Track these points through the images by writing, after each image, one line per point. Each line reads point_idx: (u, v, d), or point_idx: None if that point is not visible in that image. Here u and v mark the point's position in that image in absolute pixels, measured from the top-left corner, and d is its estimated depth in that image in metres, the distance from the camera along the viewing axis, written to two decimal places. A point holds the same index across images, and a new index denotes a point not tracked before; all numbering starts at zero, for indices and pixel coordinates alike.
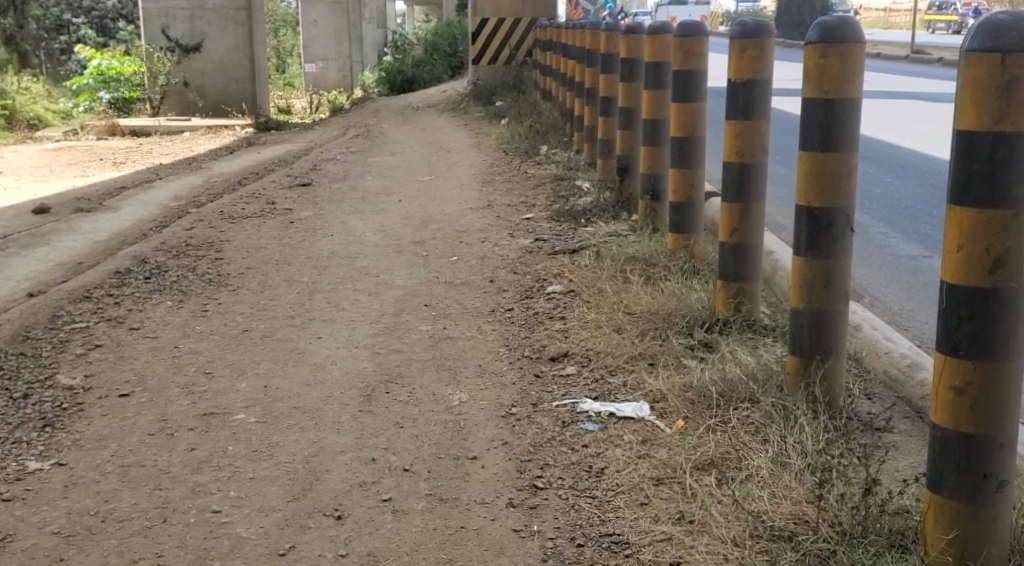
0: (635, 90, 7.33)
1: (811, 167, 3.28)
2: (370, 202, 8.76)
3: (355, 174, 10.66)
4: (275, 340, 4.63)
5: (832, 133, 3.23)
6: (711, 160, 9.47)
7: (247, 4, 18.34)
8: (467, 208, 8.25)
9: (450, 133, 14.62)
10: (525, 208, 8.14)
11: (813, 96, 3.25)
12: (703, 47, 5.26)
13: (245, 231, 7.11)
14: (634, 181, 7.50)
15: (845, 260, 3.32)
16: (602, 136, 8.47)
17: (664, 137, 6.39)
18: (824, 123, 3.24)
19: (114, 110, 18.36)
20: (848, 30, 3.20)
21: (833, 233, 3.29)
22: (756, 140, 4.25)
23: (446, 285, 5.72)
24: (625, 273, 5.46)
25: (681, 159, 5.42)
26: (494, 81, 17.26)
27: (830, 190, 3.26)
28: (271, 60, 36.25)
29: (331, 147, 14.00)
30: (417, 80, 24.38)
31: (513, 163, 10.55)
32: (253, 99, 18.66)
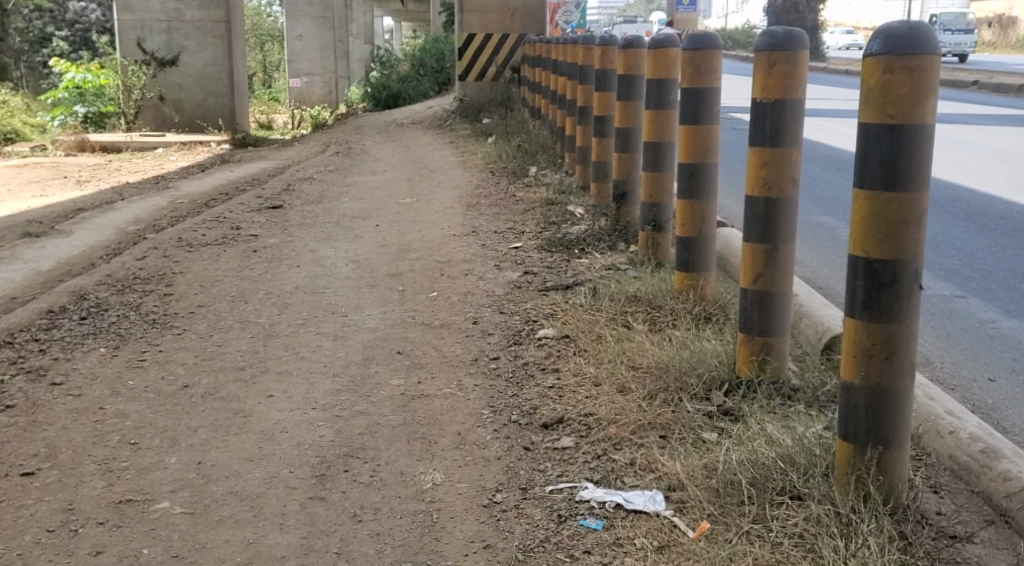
0: (634, 109, 6.68)
1: (873, 208, 2.95)
2: (344, 226, 8.11)
3: (331, 196, 10.01)
4: (217, 401, 3.95)
5: (897, 167, 2.91)
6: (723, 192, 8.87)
7: (227, 17, 17.71)
8: (449, 235, 7.59)
9: (435, 151, 13.96)
10: (513, 235, 7.49)
11: (877, 121, 2.94)
12: (716, 62, 4.61)
13: (202, 261, 6.44)
14: (632, 209, 6.87)
15: (912, 324, 2.93)
16: (596, 159, 7.84)
17: (668, 162, 5.75)
18: (887, 155, 2.93)
19: (89, 125, 17.50)
20: (917, 39, 2.91)
21: (896, 290, 2.92)
22: (785, 170, 3.62)
23: (423, 325, 5.05)
24: (626, 317, 4.81)
25: (689, 188, 4.76)
26: (481, 97, 16.63)
27: (894, 236, 2.92)
28: (255, 75, 35.59)
29: (308, 166, 13.34)
30: (402, 96, 23.82)
31: (500, 185, 9.89)
32: (231, 114, 18.03)
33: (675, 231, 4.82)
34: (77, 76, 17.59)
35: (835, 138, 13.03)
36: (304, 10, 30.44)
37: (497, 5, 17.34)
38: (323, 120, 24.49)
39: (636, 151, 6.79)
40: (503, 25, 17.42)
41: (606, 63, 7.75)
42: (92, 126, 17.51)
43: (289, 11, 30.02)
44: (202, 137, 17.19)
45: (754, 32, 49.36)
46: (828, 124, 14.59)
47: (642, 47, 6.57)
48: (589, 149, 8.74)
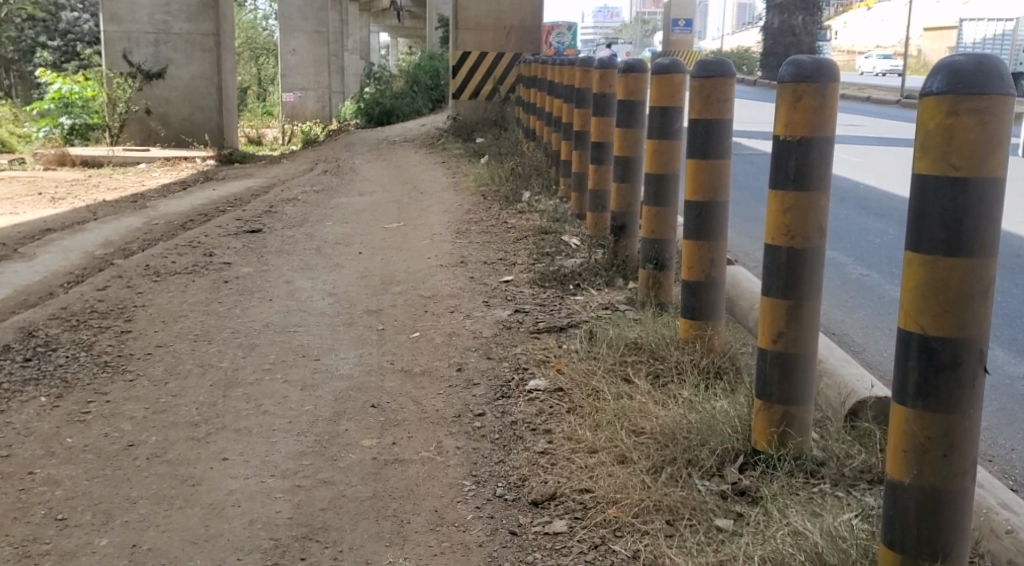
0: (635, 137, 6.28)
1: (930, 276, 2.49)
2: (325, 253, 7.66)
3: (316, 218, 9.57)
4: (164, 466, 3.53)
5: (960, 229, 2.45)
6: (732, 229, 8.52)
7: (216, 30, 17.21)
8: (437, 264, 7.15)
9: (426, 171, 13.53)
10: (504, 266, 7.04)
11: (937, 173, 2.47)
12: (728, 91, 4.21)
13: (168, 293, 5.99)
14: (631, 242, 6.43)
15: (975, 417, 2.51)
16: (593, 187, 7.41)
17: (672, 196, 5.33)
18: (949, 214, 2.46)
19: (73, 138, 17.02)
20: (986, 77, 2.45)
21: (956, 375, 2.48)
22: (810, 218, 3.20)
23: (402, 372, 4.60)
24: (626, 368, 4.35)
25: (697, 228, 4.32)
26: (475, 116, 16.25)
27: (954, 309, 2.47)
28: (249, 88, 35.20)
29: (293, 185, 12.90)
30: (395, 112, 23.45)
31: (491, 210, 9.46)
32: (219, 129, 17.55)
33: (681, 275, 4.38)
34: (62, 87, 17.18)
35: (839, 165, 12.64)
36: (299, 24, 30.10)
37: (492, 22, 16.94)
38: (314, 135, 24.07)
39: (636, 181, 6.37)
40: (499, 43, 17.02)
41: (605, 86, 7.34)
42: (75, 139, 17.09)
43: (283, 26, 29.67)
44: (188, 153, 16.77)
45: (751, 53, 49.17)
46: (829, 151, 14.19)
47: (645, 71, 6.17)
48: (585, 175, 8.31)
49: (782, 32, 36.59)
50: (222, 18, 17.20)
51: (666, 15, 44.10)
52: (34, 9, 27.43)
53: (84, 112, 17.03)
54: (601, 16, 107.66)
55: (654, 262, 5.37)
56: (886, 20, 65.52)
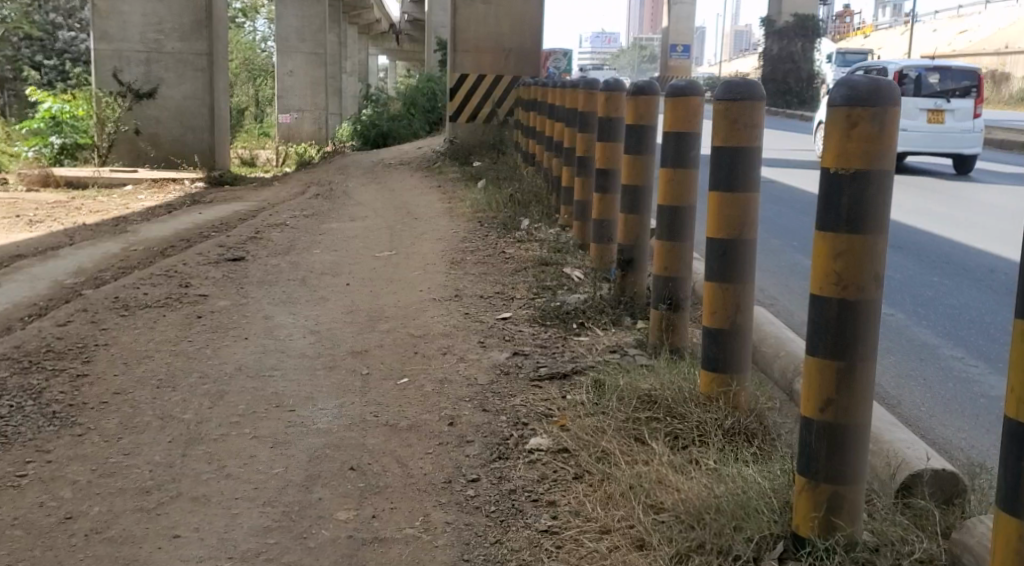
0: (645, 165, 5.82)
1: None
2: (310, 284, 7.17)
3: (304, 245, 9.08)
4: (106, 551, 3.05)
5: None
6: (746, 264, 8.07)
7: (210, 50, 16.76)
8: (429, 297, 6.65)
9: (421, 195, 13.06)
10: (502, 300, 6.53)
11: None
12: (757, 115, 3.76)
13: (135, 329, 5.48)
14: (640, 277, 5.93)
15: None
16: (597, 216, 6.93)
17: (688, 230, 4.84)
18: None
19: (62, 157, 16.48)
20: None
21: None
22: (866, 263, 2.86)
23: (386, 427, 4.09)
24: (641, 426, 3.86)
25: (722, 268, 3.83)
26: (472, 139, 15.81)
27: None
28: (246, 108, 34.79)
29: (283, 209, 12.41)
30: (392, 135, 23.03)
31: (489, 238, 8.99)
32: (210, 151, 17.12)
33: (702, 321, 3.91)
34: (51, 106, 16.67)
35: None
36: (296, 45, 29.73)
37: (490, 44, 16.54)
38: (309, 158, 23.60)
39: (646, 212, 5.89)
40: (497, 66, 16.60)
41: (611, 110, 6.87)
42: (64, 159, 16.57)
43: (281, 47, 29.29)
44: (176, 174, 16.29)
45: None
46: None
47: (656, 94, 5.71)
48: (589, 203, 7.83)
49: (781, 58, 36.27)
50: (215, 37, 16.75)
51: (665, 40, 43.84)
52: (27, 26, 27.03)
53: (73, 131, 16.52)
54: (600, 40, 107.65)
55: (667, 302, 4.85)
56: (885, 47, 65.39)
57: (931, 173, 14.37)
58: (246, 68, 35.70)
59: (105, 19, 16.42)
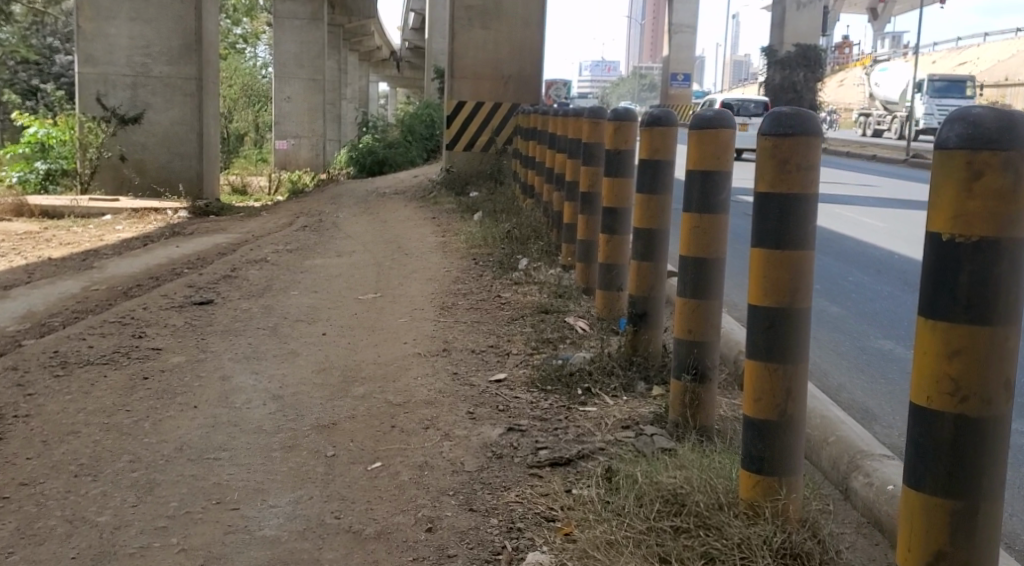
0: (660, 206, 5.06)
1: None
2: (282, 332, 6.43)
3: (282, 284, 8.32)
4: None
5: None
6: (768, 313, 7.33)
7: (199, 73, 15.95)
8: (414, 351, 5.86)
9: (414, 228, 12.30)
10: (495, 356, 5.74)
11: None
12: (812, 155, 3.07)
13: (66, 396, 4.72)
14: (654, 334, 5.15)
15: None
16: (603, 260, 6.19)
17: (717, 287, 4.05)
18: None
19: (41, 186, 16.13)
20: None
21: None
22: (985, 373, 2.38)
23: (348, 535, 3.33)
24: (668, 542, 3.10)
25: (768, 345, 3.09)
26: (468, 168, 15.11)
27: None
28: (244, 134, 34.15)
29: (266, 242, 11.69)
30: (387, 162, 22.39)
31: (483, 278, 8.24)
32: (197, 178, 16.22)
33: (743, 409, 3.17)
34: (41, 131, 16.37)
35: (865, 231, 11.53)
36: (294, 72, 29.04)
37: (489, 71, 15.85)
38: (302, 185, 22.95)
39: (661, 260, 5.13)
40: (496, 94, 15.91)
41: (621, 142, 6.11)
42: (50, 186, 16.17)
43: (278, 73, 28.61)
44: (159, 203, 15.52)
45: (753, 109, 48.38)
46: (853, 215, 13.07)
47: (674, 125, 4.97)
48: (594, 244, 7.07)
49: (783, 88, 35.72)
50: (205, 62, 16.01)
51: (665, 69, 43.20)
52: (22, 51, 26.46)
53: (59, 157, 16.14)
54: (600, 69, 107.14)
55: (691, 372, 4.07)
56: None
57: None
58: (245, 94, 34.97)
59: (90, 41, 15.69)
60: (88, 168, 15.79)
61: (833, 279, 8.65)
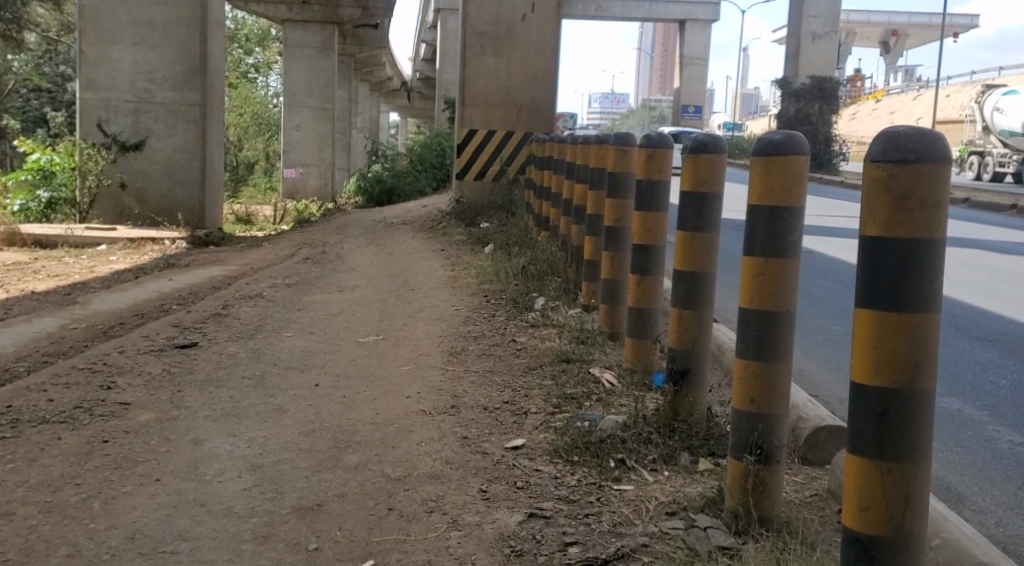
0: (705, 245, 4.36)
1: None
2: (270, 381, 5.72)
3: (275, 324, 7.61)
4: None
5: None
6: (813, 362, 6.64)
7: (203, 100, 15.27)
8: (417, 408, 5.09)
9: (421, 261, 11.61)
10: (511, 413, 5.00)
11: None
12: (937, 192, 2.78)
13: (7, 467, 4.02)
14: (699, 394, 4.44)
15: None
16: (634, 303, 5.46)
17: (787, 346, 3.37)
18: None
19: (40, 217, 15.36)
20: None
21: None
22: None
23: None
24: None
25: (885, 446, 2.78)
26: (479, 199, 14.44)
27: None
28: (255, 162, 33.54)
29: (264, 275, 11.01)
30: (396, 192, 21.80)
31: (495, 317, 7.52)
32: (200, 208, 15.55)
33: (845, 516, 2.87)
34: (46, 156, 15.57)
35: None
36: (304, 100, 28.45)
37: (502, 99, 15.21)
38: (309, 215, 22.33)
39: (707, 308, 4.40)
40: (508, 122, 15.25)
41: (654, 171, 5.41)
42: (52, 215, 15.42)
43: (287, 101, 28.05)
44: (157, 233, 14.84)
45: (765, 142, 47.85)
46: None
47: (723, 152, 4.30)
48: (622, 284, 6.36)
49: (797, 121, 35.17)
50: (210, 88, 15.33)
51: (677, 100, 42.55)
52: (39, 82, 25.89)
53: (62, 185, 15.32)
54: (608, 100, 106.61)
55: (754, 452, 3.37)
56: (898, 113, 64.09)
57: (982, 247, 12.94)
58: (256, 124, 34.35)
59: (93, 66, 15.06)
60: (88, 197, 15.12)
61: None
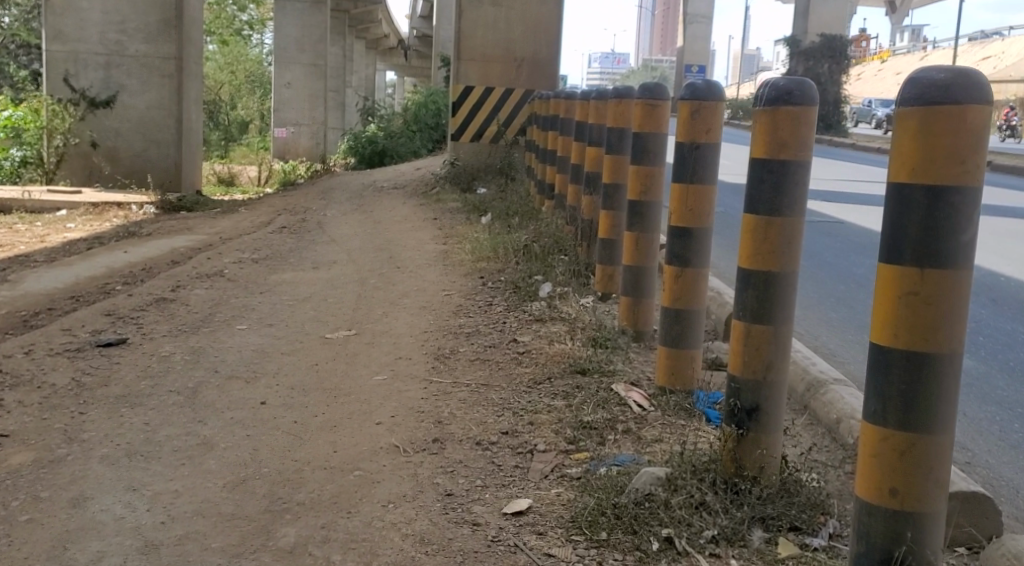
0: (788, 237, 3.13)
1: None
2: (206, 398, 4.49)
3: (230, 313, 6.36)
4: None
5: None
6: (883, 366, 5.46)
7: (179, 52, 13.81)
8: (388, 441, 3.88)
9: (411, 231, 10.39)
10: (511, 452, 3.78)
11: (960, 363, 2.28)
12: None
13: None
14: (769, 440, 3.22)
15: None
16: (671, 304, 4.23)
17: (947, 400, 2.41)
18: None
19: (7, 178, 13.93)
20: None
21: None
22: None
23: None
24: None
25: None
26: (476, 162, 13.17)
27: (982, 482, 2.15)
28: (250, 121, 32.03)
29: (233, 247, 9.75)
30: (389, 153, 20.46)
31: (492, 305, 6.32)
32: (178, 168, 14.13)
33: None
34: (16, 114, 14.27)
35: None
36: (295, 56, 26.93)
37: (502, 53, 13.85)
38: (295, 178, 20.98)
39: (786, 320, 3.18)
40: (508, 78, 13.89)
41: (699, 131, 4.15)
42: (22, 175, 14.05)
43: (277, 57, 26.52)
44: (124, 196, 13.49)
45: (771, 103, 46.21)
46: None
47: (812, 105, 3.09)
48: (648, 276, 5.15)
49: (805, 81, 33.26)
50: (187, 40, 13.87)
51: (681, 60, 40.83)
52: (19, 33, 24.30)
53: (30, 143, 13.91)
54: (609, 60, 104.30)
55: None
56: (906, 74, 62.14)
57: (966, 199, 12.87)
58: (248, 81, 32.77)
59: (60, 15, 13.60)
60: (53, 156, 13.80)
61: None
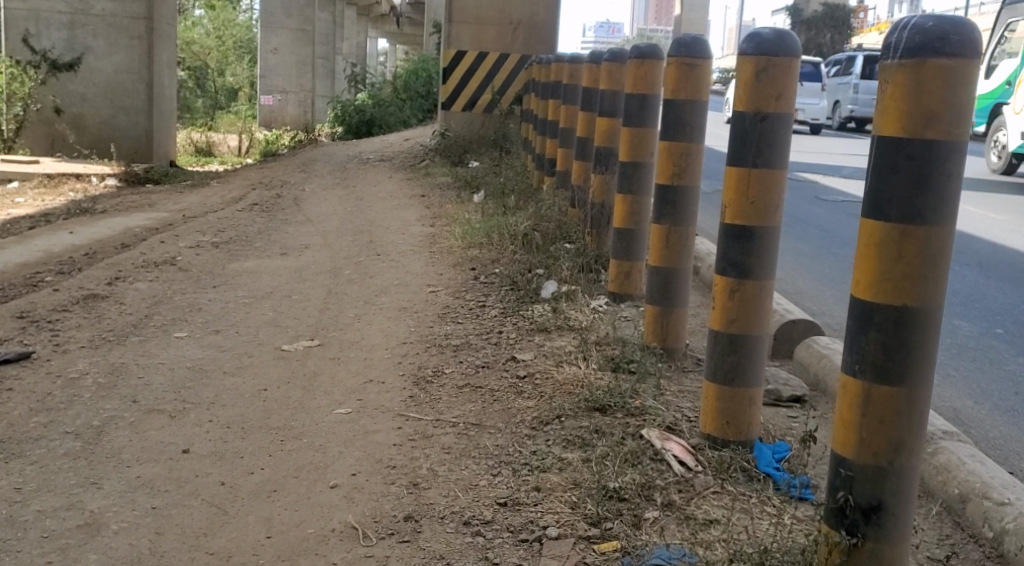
0: (935, 256, 2.09)
1: (669, 153, 4.11)
2: (108, 445, 3.41)
3: (171, 315, 5.28)
4: None
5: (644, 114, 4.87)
6: (962, 388, 4.45)
7: (149, 12, 12.62)
8: (343, 523, 2.84)
9: (394, 209, 9.35)
10: (514, 541, 2.75)
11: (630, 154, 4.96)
12: None
13: None
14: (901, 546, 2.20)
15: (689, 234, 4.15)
16: (734, 327, 3.17)
17: None
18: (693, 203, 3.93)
19: None
20: (699, 47, 4.02)
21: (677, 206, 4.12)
22: None
23: None
24: None
25: None
26: (467, 132, 12.10)
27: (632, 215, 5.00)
28: (238, 88, 30.73)
29: (195, 227, 8.67)
30: (377, 122, 19.34)
31: (486, 307, 5.29)
32: (149, 138, 12.85)
33: None
34: None
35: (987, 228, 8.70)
36: (280, 20, 25.67)
37: (496, 15, 12.61)
38: (278, 148, 19.82)
39: (930, 378, 2.14)
40: (502, 43, 12.69)
41: (764, 98, 3.09)
42: None
43: (263, 21, 25.21)
44: (85, 167, 12.30)
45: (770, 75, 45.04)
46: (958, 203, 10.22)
47: (975, 57, 2.05)
48: (678, 272, 4.14)
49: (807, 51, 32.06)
50: None
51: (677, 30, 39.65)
52: None
53: None
54: (605, 27, 102.60)
55: None
56: None
57: None
58: (235, 47, 31.45)
59: None
60: (11, 123, 12.29)
61: (1003, 314, 5.83)
